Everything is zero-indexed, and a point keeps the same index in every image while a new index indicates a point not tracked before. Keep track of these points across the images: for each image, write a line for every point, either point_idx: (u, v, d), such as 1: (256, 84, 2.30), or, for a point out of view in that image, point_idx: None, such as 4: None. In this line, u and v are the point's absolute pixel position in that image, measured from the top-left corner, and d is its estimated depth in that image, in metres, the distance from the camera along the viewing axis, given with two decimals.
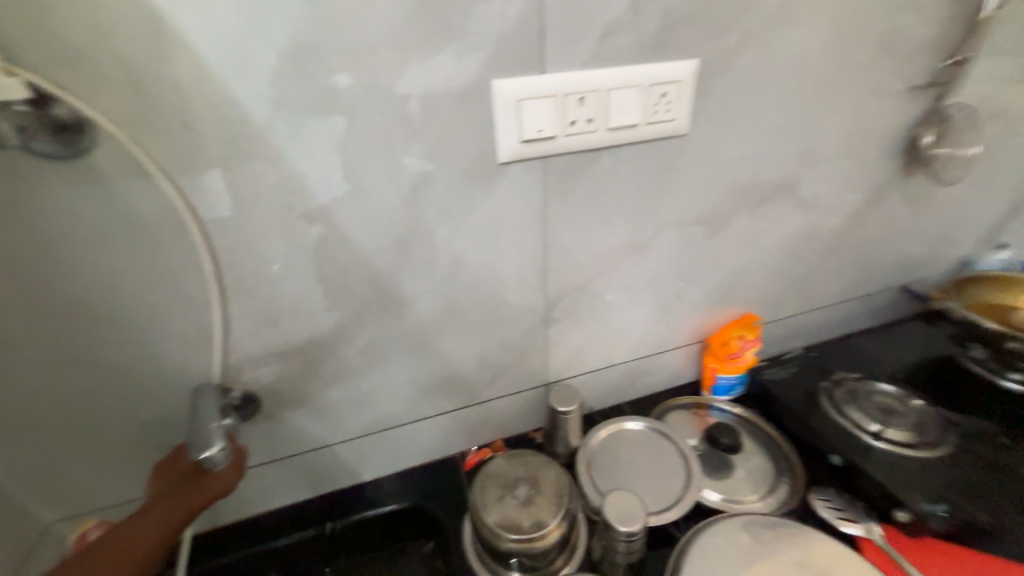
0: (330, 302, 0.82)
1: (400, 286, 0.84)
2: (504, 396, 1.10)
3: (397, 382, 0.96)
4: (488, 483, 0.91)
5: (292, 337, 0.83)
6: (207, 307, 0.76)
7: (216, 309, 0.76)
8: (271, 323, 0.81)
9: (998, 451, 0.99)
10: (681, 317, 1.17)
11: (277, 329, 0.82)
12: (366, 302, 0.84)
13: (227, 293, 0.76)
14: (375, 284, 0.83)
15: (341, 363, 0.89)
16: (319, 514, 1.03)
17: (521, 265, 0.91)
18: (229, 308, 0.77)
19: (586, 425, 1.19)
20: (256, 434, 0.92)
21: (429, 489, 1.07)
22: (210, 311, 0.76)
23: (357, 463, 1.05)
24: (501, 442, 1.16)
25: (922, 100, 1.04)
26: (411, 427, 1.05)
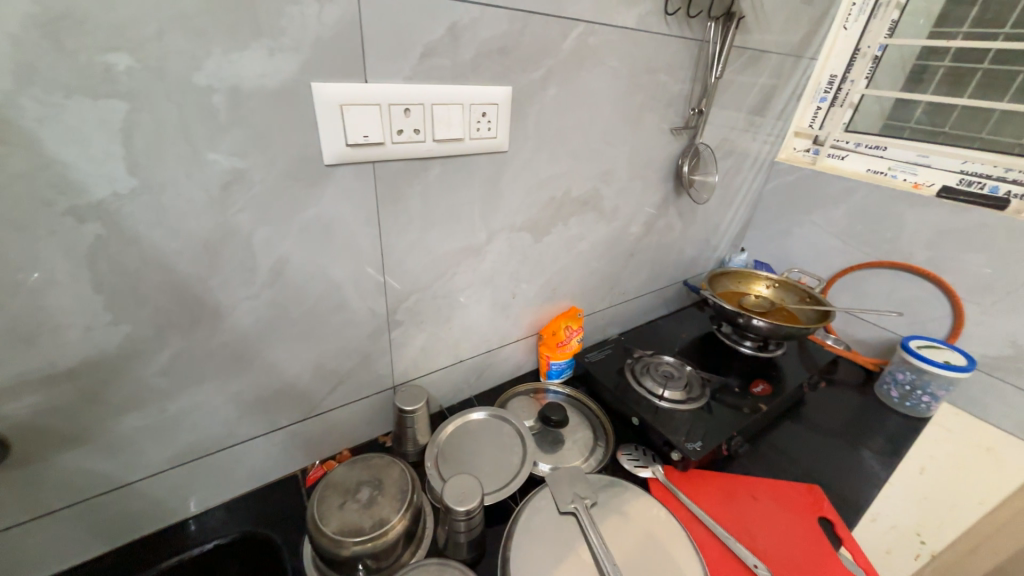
0: (116, 314, 0.70)
1: (214, 293, 0.77)
2: (349, 403, 1.08)
3: (216, 401, 0.87)
4: (327, 494, 0.89)
5: (59, 360, 0.69)
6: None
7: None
8: (22, 345, 0.65)
9: (735, 396, 1.36)
10: (517, 313, 1.31)
11: (34, 351, 0.66)
12: (168, 313, 0.74)
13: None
14: (180, 291, 0.74)
15: (135, 386, 0.77)
16: (111, 572, 0.86)
17: (358, 268, 0.92)
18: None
19: (435, 422, 1.24)
20: (4, 489, 0.72)
21: (263, 514, 0.99)
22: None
23: (166, 502, 0.91)
24: (347, 451, 1.13)
25: (682, 139, 1.37)
26: (237, 450, 0.95)
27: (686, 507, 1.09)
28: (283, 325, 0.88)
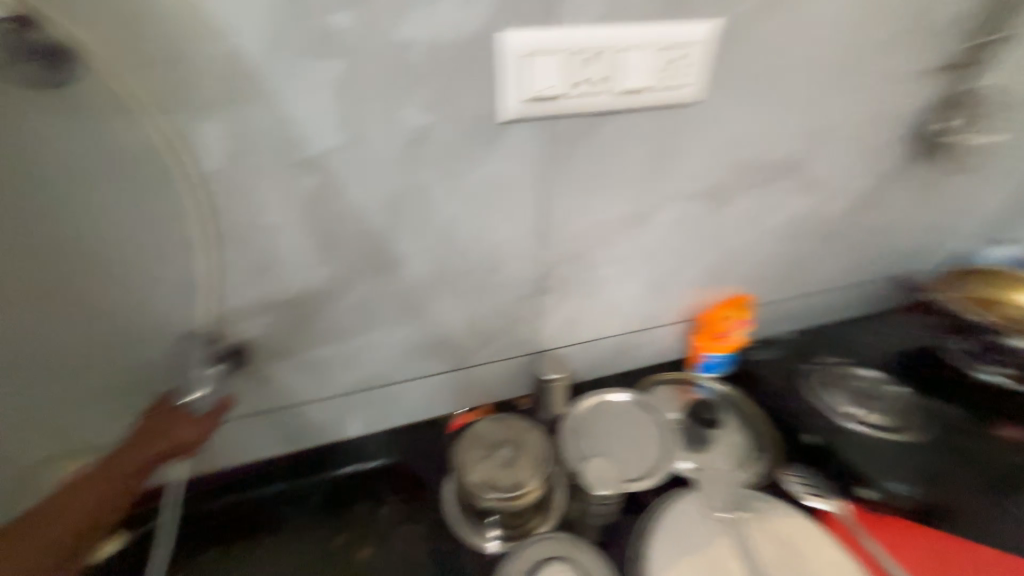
0: (323, 257, 0.81)
1: (394, 244, 0.84)
2: (494, 362, 1.11)
3: (388, 342, 0.97)
4: (471, 444, 0.93)
5: (283, 291, 0.83)
6: (196, 256, 0.75)
7: (205, 258, 0.75)
8: (261, 275, 0.80)
9: (954, 435, 1.08)
10: (674, 294, 1.17)
11: (268, 282, 0.81)
12: (358, 260, 0.83)
13: (216, 242, 0.74)
14: (369, 241, 0.82)
15: (332, 320, 0.89)
16: (311, 465, 1.08)
17: (517, 231, 0.90)
18: (218, 258, 0.76)
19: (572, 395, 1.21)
20: (246, 385, 0.93)
21: (417, 447, 1.11)
22: (199, 259, 0.75)
23: (345, 420, 1.06)
24: (488, 406, 1.17)
25: (941, 84, 1.01)
26: (400, 387, 1.06)
27: (873, 557, 0.88)
28: (445, 281, 0.92)
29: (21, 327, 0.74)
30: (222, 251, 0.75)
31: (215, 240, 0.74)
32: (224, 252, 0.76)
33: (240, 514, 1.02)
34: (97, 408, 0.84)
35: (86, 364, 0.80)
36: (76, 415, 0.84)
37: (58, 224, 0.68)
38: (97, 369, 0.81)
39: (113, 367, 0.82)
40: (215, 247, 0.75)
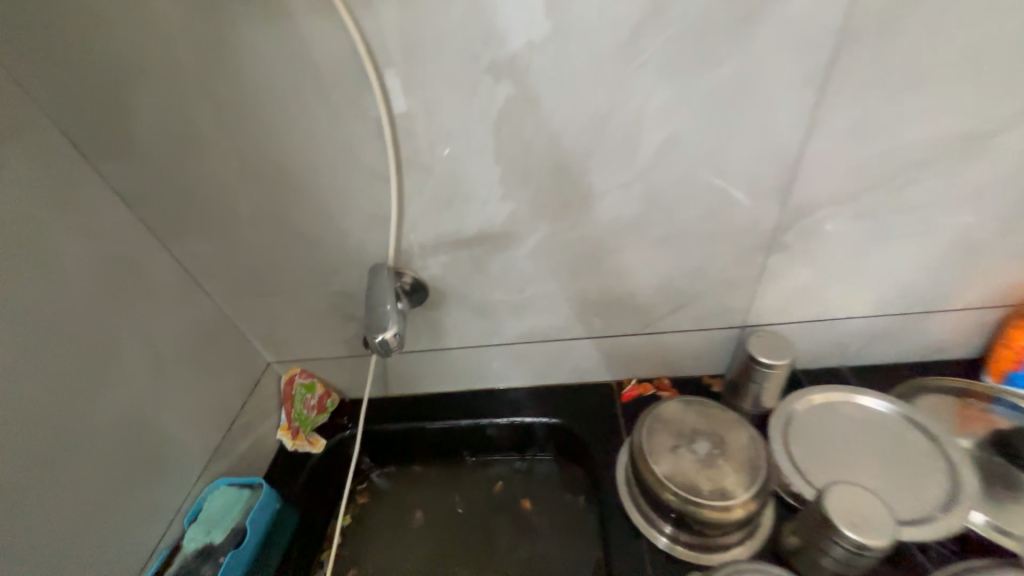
0: (506, 190, 0.69)
1: (589, 175, 0.67)
2: (684, 331, 0.91)
3: (564, 293, 0.84)
4: (657, 429, 0.76)
5: (462, 227, 0.75)
6: (386, 185, 0.70)
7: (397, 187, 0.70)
8: (442, 209, 0.73)
9: None
10: (985, 262, 0.77)
11: (448, 216, 0.74)
12: (548, 194, 0.70)
13: (409, 172, 0.69)
14: (561, 170, 0.67)
15: (508, 263, 0.80)
16: (474, 409, 1.03)
17: (756, 162, 0.66)
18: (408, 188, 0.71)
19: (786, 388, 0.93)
20: (422, 324, 0.92)
21: (583, 412, 0.99)
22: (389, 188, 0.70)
23: (511, 370, 1.01)
24: (666, 381, 1.00)
25: None
26: (571, 344, 0.94)
27: None
28: (645, 227, 0.73)
29: (247, 249, 0.81)
30: (411, 179, 0.70)
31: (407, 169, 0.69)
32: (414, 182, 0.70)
33: (411, 443, 1.05)
34: (315, 334, 0.96)
35: (294, 287, 0.87)
36: (302, 337, 0.97)
37: (266, 149, 0.68)
38: (302, 292, 0.87)
39: (313, 292, 0.87)
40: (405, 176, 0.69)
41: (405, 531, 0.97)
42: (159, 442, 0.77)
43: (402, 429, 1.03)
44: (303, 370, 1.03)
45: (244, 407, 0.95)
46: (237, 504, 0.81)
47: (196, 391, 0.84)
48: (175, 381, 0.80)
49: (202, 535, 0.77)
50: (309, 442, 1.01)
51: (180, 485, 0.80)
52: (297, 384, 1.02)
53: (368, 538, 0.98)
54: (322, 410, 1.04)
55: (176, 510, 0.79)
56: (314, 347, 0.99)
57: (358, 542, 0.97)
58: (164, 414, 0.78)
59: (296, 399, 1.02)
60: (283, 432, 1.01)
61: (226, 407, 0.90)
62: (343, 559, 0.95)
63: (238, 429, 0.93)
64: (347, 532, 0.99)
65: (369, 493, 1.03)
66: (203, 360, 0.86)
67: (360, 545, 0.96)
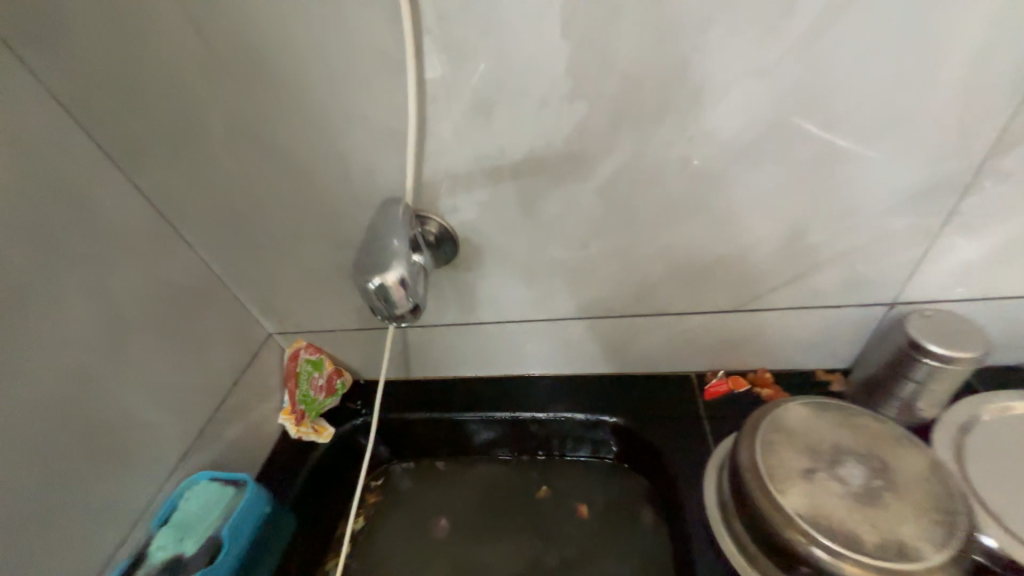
0: (574, 83, 0.49)
1: (711, 54, 0.46)
2: (798, 309, 0.68)
3: (642, 249, 0.62)
4: (778, 443, 0.53)
5: (507, 149, 0.54)
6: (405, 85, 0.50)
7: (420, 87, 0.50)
8: (480, 120, 0.52)
9: None
10: None
11: (489, 132, 0.53)
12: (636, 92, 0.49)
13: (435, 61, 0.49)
14: (662, 44, 0.46)
15: (568, 204, 0.58)
16: (513, 399, 0.83)
17: (973, 37, 0.45)
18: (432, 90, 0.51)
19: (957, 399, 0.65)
20: (450, 290, 0.72)
21: (653, 409, 0.77)
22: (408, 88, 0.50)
23: (563, 354, 0.80)
24: (768, 373, 0.76)
25: None
26: (643, 322, 0.73)
27: None
28: (772, 148, 0.52)
29: (227, 181, 0.63)
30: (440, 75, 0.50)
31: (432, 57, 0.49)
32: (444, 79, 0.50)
33: (434, 436, 0.86)
34: (321, 300, 0.78)
35: (287, 236, 0.68)
36: (307, 305, 0.80)
37: (239, 27, 0.49)
38: (298, 243, 0.69)
39: (312, 243, 0.69)
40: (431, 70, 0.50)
41: (427, 545, 0.79)
42: (122, 425, 0.61)
43: (424, 419, 0.85)
44: (309, 343, 0.86)
45: (235, 387, 0.78)
46: (216, 507, 0.65)
47: (171, 365, 0.68)
48: (142, 351, 0.64)
49: (172, 542, 0.61)
50: (315, 430, 0.84)
51: (151, 479, 0.64)
52: (302, 360, 0.85)
53: (382, 550, 0.79)
54: (331, 392, 0.86)
55: (142, 510, 0.63)
56: (318, 316, 0.81)
57: (370, 555, 0.79)
58: (130, 389, 0.62)
59: (302, 378, 0.85)
60: (286, 417, 0.85)
61: (213, 385, 0.74)
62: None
63: (229, 412, 0.77)
64: (356, 542, 0.80)
65: (384, 495, 0.85)
66: (181, 327, 0.70)
67: (372, 559, 0.78)
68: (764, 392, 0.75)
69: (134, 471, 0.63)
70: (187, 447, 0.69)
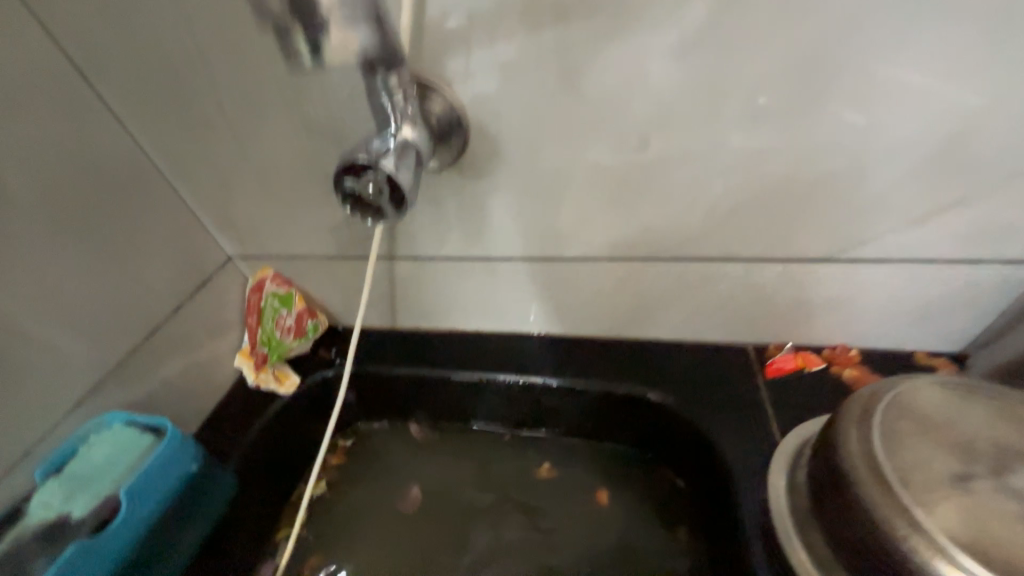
0: None
1: None
2: (919, 263, 0.50)
3: (711, 155, 0.47)
4: (909, 434, 0.37)
5: None
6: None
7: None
8: None
9: None
10: None
11: None
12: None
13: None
14: None
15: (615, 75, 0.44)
16: (521, 361, 0.67)
17: None
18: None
19: None
20: (453, 209, 0.55)
21: (698, 387, 0.60)
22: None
23: (588, 310, 0.63)
24: (853, 351, 0.59)
25: None
26: (701, 270, 0.56)
27: None
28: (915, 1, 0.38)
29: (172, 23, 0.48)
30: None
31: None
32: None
33: (421, 398, 0.71)
34: (291, 215, 0.62)
35: (250, 113, 0.53)
36: (272, 221, 0.64)
37: None
38: (263, 125, 0.54)
39: (281, 126, 0.53)
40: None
41: (401, 527, 0.64)
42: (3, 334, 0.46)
43: (410, 376, 0.69)
44: (277, 274, 0.69)
45: (176, 315, 0.62)
46: (122, 458, 0.49)
47: (82, 269, 0.53)
48: (39, 243, 0.49)
49: (59, 499, 0.46)
50: (276, 378, 0.68)
51: (43, 413, 0.49)
52: (267, 293, 0.69)
53: (345, 528, 0.65)
54: (300, 336, 0.70)
55: (26, 454, 0.48)
56: (286, 239, 0.65)
57: (330, 531, 0.64)
58: (20, 289, 0.48)
59: (266, 315, 0.69)
60: (243, 359, 0.70)
61: (146, 306, 0.59)
62: (304, 556, 0.62)
63: (166, 344, 0.61)
64: (315, 513, 0.66)
65: (354, 461, 0.70)
66: (100, 224, 0.54)
67: (332, 537, 0.64)
68: (846, 373, 0.58)
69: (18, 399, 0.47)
70: (99, 381, 0.54)
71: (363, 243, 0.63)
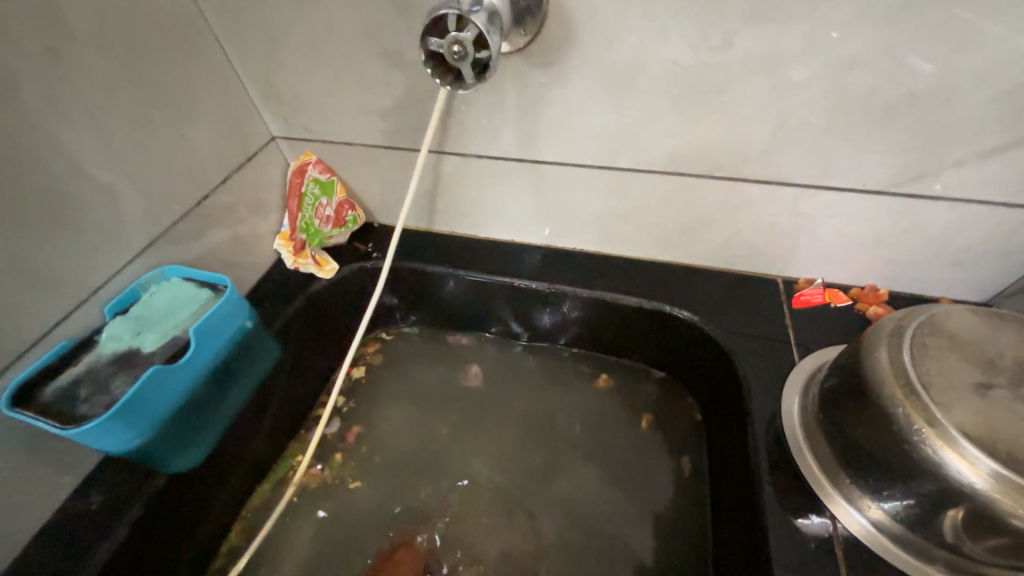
0: None
1: None
2: (970, 204, 0.51)
3: (789, 65, 0.46)
4: (934, 348, 0.40)
5: None
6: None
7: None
8: None
9: None
10: None
11: None
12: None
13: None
14: None
15: None
16: (551, 272, 0.69)
17: None
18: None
19: None
20: (513, 102, 0.55)
21: (723, 310, 0.63)
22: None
23: (626, 227, 0.65)
24: (882, 291, 0.61)
25: None
26: (753, 194, 0.56)
27: None
28: None
29: None
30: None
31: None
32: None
33: (453, 298, 0.74)
34: (341, 94, 0.61)
35: None
36: (321, 100, 0.62)
37: None
38: None
39: None
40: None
41: (428, 409, 0.71)
42: (63, 167, 0.46)
43: (443, 276, 0.71)
44: (320, 160, 0.69)
45: (223, 185, 0.63)
46: (188, 306, 0.53)
47: (135, 117, 0.51)
48: (95, 78, 0.47)
49: (128, 334, 0.49)
50: (314, 262, 0.71)
51: (103, 257, 0.50)
52: (309, 178, 0.69)
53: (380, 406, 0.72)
54: (339, 225, 0.70)
55: (90, 294, 0.50)
56: (332, 122, 0.64)
57: (364, 407, 0.72)
58: (77, 123, 0.47)
59: (306, 202, 0.70)
60: (282, 243, 0.72)
61: (196, 170, 0.59)
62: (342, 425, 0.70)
63: (214, 213, 0.62)
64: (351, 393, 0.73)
65: (387, 354, 0.77)
66: (152, 71, 0.52)
67: (366, 412, 0.71)
68: (870, 310, 0.60)
69: (81, 239, 0.48)
70: (155, 238, 0.55)
71: (411, 133, 0.62)
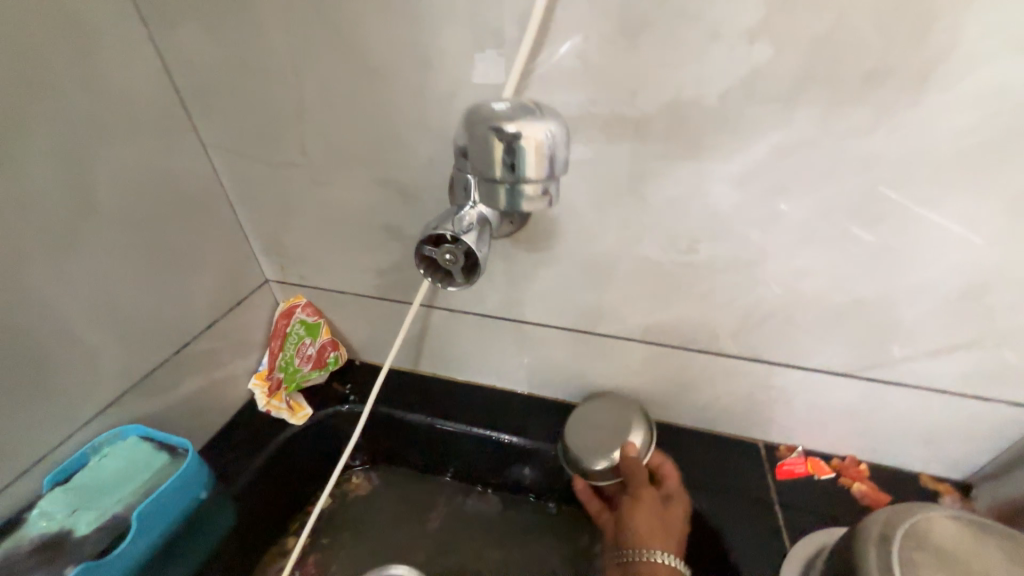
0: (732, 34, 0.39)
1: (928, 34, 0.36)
2: (932, 392, 0.53)
3: (752, 265, 0.50)
4: (926, 567, 0.39)
5: (625, 103, 0.44)
6: (485, 108, 0.35)
7: (492, 168, 0.35)
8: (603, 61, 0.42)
9: None
10: None
11: (609, 76, 0.43)
12: (848, 33, 0.37)
13: (538, 153, 0.33)
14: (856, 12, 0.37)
15: (675, 186, 0.47)
16: (532, 424, 0.67)
17: None
18: (526, 195, 0.35)
19: None
20: (503, 273, 0.58)
21: (710, 476, 0.61)
22: (478, 140, 0.35)
23: (609, 384, 0.65)
24: (862, 465, 0.61)
25: None
26: (726, 366, 0.58)
27: None
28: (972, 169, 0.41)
29: (265, 77, 0.52)
30: (541, 177, 0.35)
31: (540, 129, 0.33)
32: (534, 197, 0.36)
33: (433, 448, 0.71)
34: (340, 253, 0.64)
35: (325, 159, 0.56)
36: (319, 255, 0.66)
37: None
38: (334, 172, 0.57)
39: (352, 175, 0.56)
40: (527, 144, 0.33)
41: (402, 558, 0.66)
42: (47, 335, 0.46)
43: (420, 424, 0.69)
44: (309, 303, 0.71)
45: (208, 332, 0.63)
46: (139, 475, 0.50)
47: (136, 278, 0.53)
48: (106, 246, 0.50)
49: (64, 512, 0.46)
50: (289, 407, 0.68)
51: (62, 420, 0.48)
52: (295, 320, 0.70)
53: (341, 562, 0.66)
54: (318, 366, 0.70)
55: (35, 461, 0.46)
56: (328, 273, 0.67)
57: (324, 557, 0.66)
58: (75, 290, 0.48)
59: (290, 341, 0.70)
60: (258, 382, 0.70)
61: (182, 319, 0.59)
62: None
63: (193, 361, 0.61)
64: (312, 533, 0.67)
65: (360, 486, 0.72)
66: (163, 235, 0.55)
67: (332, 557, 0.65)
68: (854, 486, 0.60)
69: (41, 406, 0.46)
70: (125, 394, 0.54)
71: (403, 290, 0.65)
